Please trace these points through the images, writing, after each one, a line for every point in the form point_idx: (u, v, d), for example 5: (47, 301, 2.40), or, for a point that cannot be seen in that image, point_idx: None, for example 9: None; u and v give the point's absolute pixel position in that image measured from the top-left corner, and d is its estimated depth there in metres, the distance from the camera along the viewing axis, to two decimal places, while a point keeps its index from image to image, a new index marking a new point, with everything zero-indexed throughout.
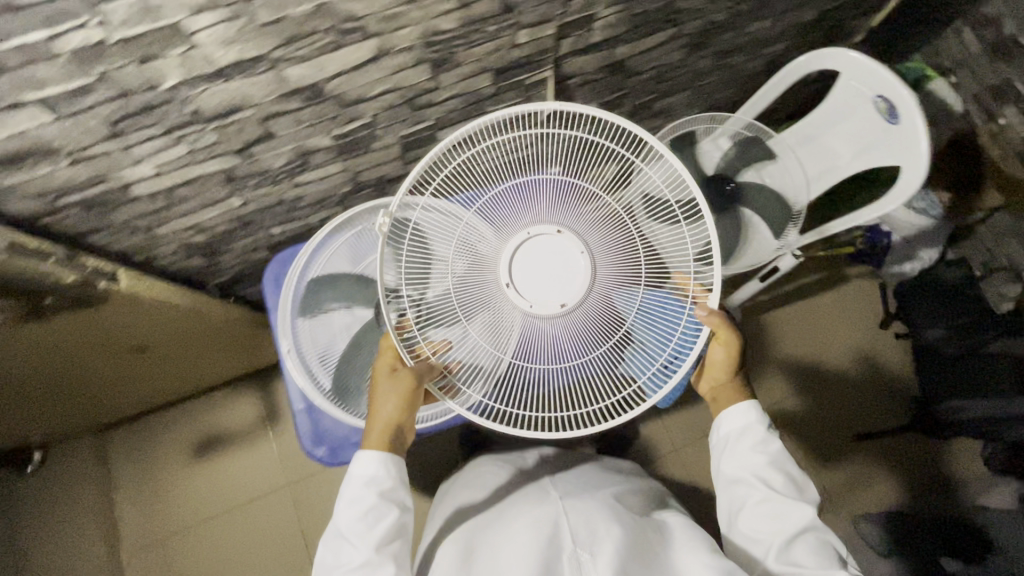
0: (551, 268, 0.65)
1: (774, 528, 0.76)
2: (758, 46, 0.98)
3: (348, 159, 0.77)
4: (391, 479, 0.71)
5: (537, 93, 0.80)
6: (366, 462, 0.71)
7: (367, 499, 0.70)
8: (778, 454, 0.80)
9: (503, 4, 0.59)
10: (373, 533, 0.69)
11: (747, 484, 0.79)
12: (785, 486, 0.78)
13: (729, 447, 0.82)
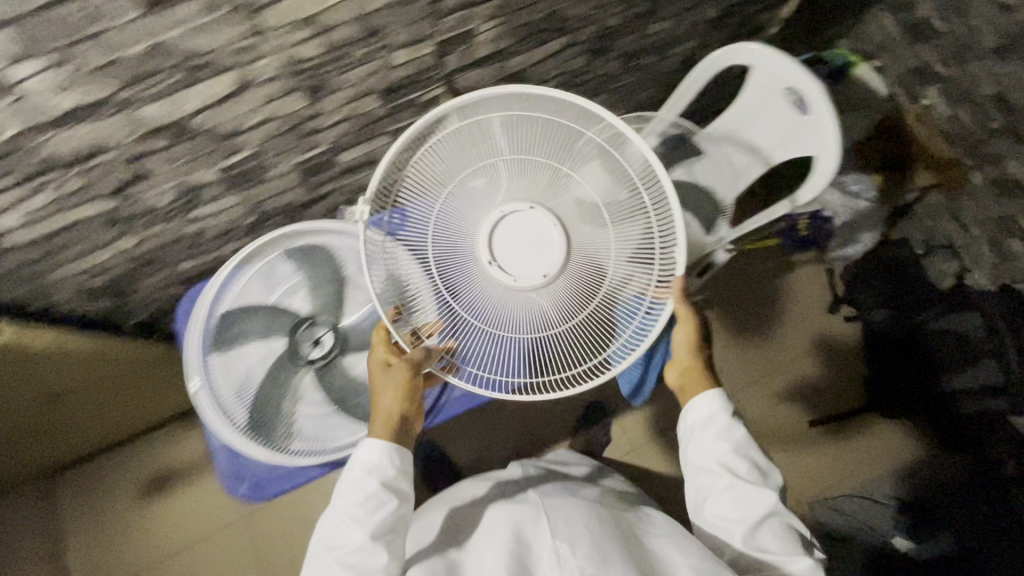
0: (528, 244, 0.65)
1: (739, 517, 0.74)
2: (667, 46, 0.98)
3: (243, 190, 0.75)
4: (394, 470, 0.71)
5: (435, 110, 0.79)
6: (370, 449, 0.71)
7: (367, 486, 0.70)
8: (742, 442, 0.77)
9: (367, 28, 0.58)
10: (367, 522, 0.68)
11: (712, 473, 0.77)
12: (750, 473, 0.76)
13: (694, 436, 0.80)
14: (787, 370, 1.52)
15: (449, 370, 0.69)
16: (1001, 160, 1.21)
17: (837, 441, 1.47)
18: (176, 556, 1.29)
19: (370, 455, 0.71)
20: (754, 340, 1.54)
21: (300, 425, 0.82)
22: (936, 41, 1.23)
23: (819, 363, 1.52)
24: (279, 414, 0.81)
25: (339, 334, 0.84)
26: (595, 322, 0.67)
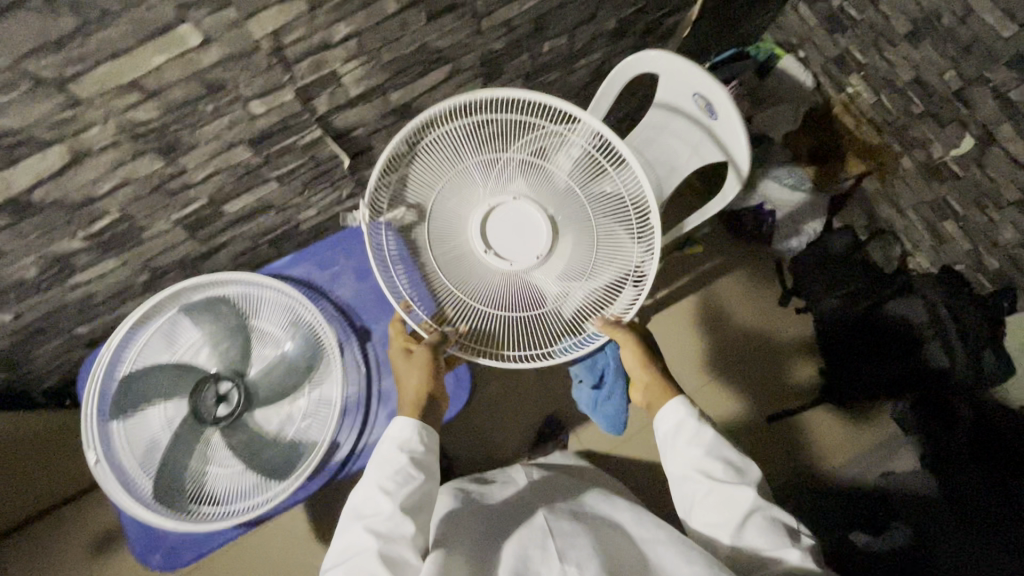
0: (518, 228, 0.78)
1: (723, 520, 0.70)
2: (569, 61, 0.96)
3: (122, 252, 0.73)
4: (422, 446, 0.75)
5: (320, 151, 0.77)
6: (400, 425, 0.76)
7: (395, 458, 0.72)
8: (714, 442, 0.74)
9: (208, 85, 0.56)
10: (394, 491, 0.69)
11: (691, 481, 0.73)
12: (725, 473, 0.72)
13: (670, 445, 0.78)
14: (744, 366, 1.51)
15: (464, 351, 0.81)
16: (928, 144, 1.20)
17: (800, 433, 1.46)
18: None
19: (400, 430, 0.74)
20: (708, 340, 1.53)
21: (209, 488, 0.79)
22: (852, 30, 1.22)
23: (772, 356, 1.51)
24: (185, 479, 0.78)
25: (245, 387, 0.82)
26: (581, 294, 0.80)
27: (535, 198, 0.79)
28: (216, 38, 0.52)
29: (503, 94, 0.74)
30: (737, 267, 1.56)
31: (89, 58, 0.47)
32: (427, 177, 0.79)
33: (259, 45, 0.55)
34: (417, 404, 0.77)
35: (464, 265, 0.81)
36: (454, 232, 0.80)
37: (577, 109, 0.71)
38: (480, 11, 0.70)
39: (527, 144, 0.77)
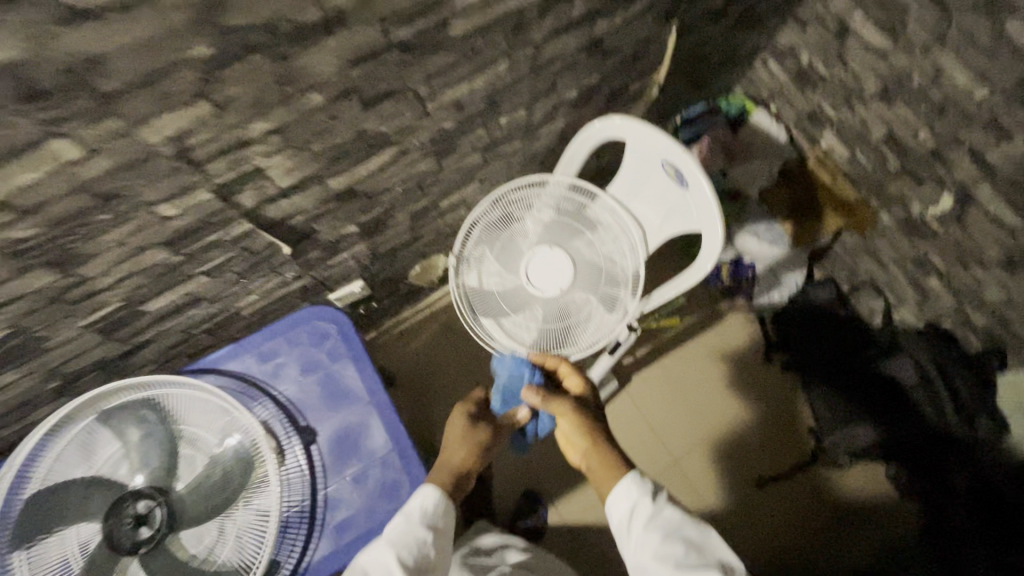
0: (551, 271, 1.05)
1: None
2: (529, 132, 0.92)
3: (28, 362, 0.65)
4: (443, 519, 0.72)
5: (253, 241, 0.70)
6: (431, 495, 0.73)
7: (416, 530, 0.69)
8: (674, 521, 0.69)
9: (98, 194, 0.49)
10: (408, 564, 0.65)
11: (652, 570, 0.65)
12: (686, 556, 0.65)
13: (632, 540, 0.70)
14: (718, 436, 1.43)
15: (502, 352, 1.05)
16: (905, 200, 1.16)
17: (781, 512, 1.36)
18: None
19: (427, 501, 0.72)
20: (682, 408, 1.45)
21: None
22: (823, 87, 1.20)
23: (757, 418, 1.44)
24: None
25: (169, 505, 0.72)
26: (594, 317, 1.05)
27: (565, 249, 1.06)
28: (98, 148, 0.45)
29: (549, 177, 1.04)
30: (717, 320, 1.51)
31: None
32: (497, 225, 1.07)
33: (156, 149, 0.49)
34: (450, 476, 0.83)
35: (512, 289, 1.07)
36: (509, 265, 1.08)
37: (596, 187, 0.99)
38: (422, 94, 0.64)
39: (563, 209, 1.06)
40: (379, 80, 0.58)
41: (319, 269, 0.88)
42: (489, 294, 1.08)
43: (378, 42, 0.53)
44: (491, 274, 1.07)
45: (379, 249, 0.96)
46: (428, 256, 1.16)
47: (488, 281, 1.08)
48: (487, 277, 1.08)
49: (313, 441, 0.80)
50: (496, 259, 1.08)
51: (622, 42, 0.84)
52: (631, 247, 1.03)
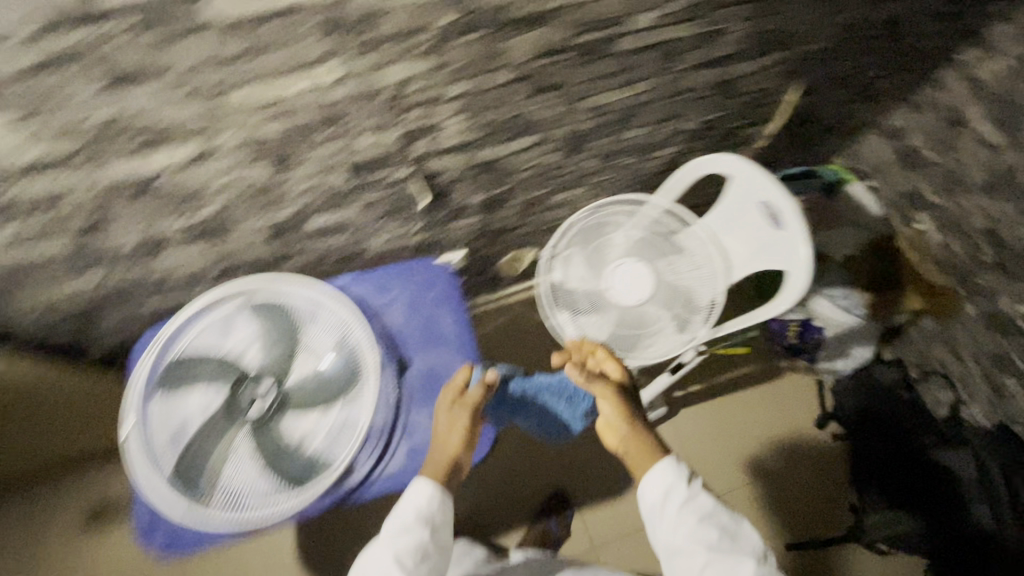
0: (634, 282, 1.13)
1: None
2: (645, 151, 1.02)
3: (213, 242, 0.79)
4: (438, 513, 0.78)
5: (405, 187, 0.83)
6: (423, 491, 0.78)
7: (412, 532, 0.76)
8: (707, 507, 0.74)
9: (329, 114, 0.63)
10: (409, 565, 0.74)
11: (687, 552, 0.71)
12: (720, 541, 0.71)
13: (666, 519, 0.75)
14: (754, 489, 1.46)
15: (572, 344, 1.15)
16: (993, 294, 1.16)
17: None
18: None
19: (422, 502, 0.77)
20: (723, 452, 1.47)
21: (225, 480, 0.80)
22: (927, 171, 1.24)
23: (797, 480, 1.45)
24: (202, 465, 0.80)
25: (281, 390, 0.84)
26: (664, 332, 1.13)
27: (650, 264, 1.15)
28: (349, 77, 0.59)
29: (650, 197, 1.14)
30: (775, 377, 1.53)
31: (242, 76, 0.54)
32: (593, 231, 1.17)
33: (382, 87, 0.62)
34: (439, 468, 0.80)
35: (594, 291, 1.16)
36: (595, 268, 1.17)
37: (693, 213, 1.08)
38: (578, 92, 0.76)
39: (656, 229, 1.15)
40: (552, 72, 0.70)
41: (437, 229, 1.00)
42: (571, 291, 1.17)
43: (565, 41, 0.65)
44: (577, 273, 1.17)
45: (489, 226, 1.08)
46: (521, 247, 1.27)
47: (572, 279, 1.17)
48: (573, 275, 1.17)
49: (405, 371, 0.91)
50: (585, 261, 1.17)
51: (747, 87, 0.94)
52: (712, 276, 1.11)
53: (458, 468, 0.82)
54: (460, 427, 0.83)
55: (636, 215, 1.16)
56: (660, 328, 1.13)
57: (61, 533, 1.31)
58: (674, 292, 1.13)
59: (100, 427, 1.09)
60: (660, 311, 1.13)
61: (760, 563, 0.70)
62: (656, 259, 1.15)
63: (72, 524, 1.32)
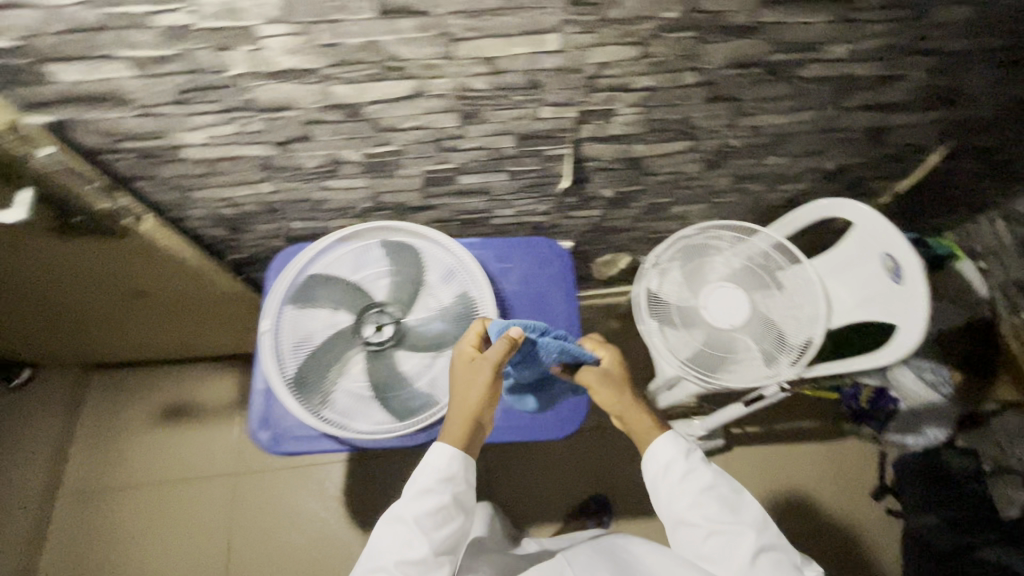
0: (729, 306, 1.15)
1: (727, 559, 0.71)
2: (774, 182, 1.04)
3: (374, 178, 0.86)
4: (461, 478, 0.76)
5: (554, 166, 0.88)
6: (444, 453, 0.75)
7: (433, 494, 0.74)
8: (708, 479, 0.76)
9: (530, 81, 0.68)
10: (429, 526, 0.73)
11: (690, 524, 0.74)
12: (721, 512, 0.73)
13: (667, 489, 0.77)
14: (802, 545, 1.41)
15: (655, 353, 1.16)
16: None
17: None
18: (158, 487, 1.39)
19: (443, 463, 0.75)
20: (772, 500, 1.44)
21: (335, 396, 0.87)
22: None
23: (845, 547, 1.41)
24: (316, 378, 0.87)
25: (398, 327, 0.90)
26: (749, 362, 1.13)
27: (748, 293, 1.16)
28: (564, 50, 0.64)
29: (762, 230, 1.16)
30: (836, 437, 1.50)
31: (481, 30, 0.59)
32: (697, 250, 1.20)
33: (584, 66, 0.67)
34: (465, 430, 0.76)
35: (686, 307, 1.18)
36: (691, 285, 1.19)
37: (805, 251, 1.09)
38: (744, 109, 0.79)
39: (761, 260, 1.17)
40: (732, 84, 0.73)
41: (559, 213, 1.05)
42: (664, 302, 1.18)
43: (759, 56, 0.69)
44: (673, 286, 1.19)
45: (603, 223, 1.12)
46: (619, 251, 1.30)
47: (667, 290, 1.19)
48: (669, 286, 1.19)
49: None
50: (684, 276, 1.19)
51: (895, 140, 0.95)
52: (810, 317, 1.12)
53: (479, 426, 0.77)
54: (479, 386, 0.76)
55: (742, 243, 1.18)
56: (746, 356, 1.13)
57: (143, 419, 1.44)
58: (767, 325, 1.14)
59: (209, 329, 1.18)
60: (749, 340, 1.14)
61: (761, 532, 0.72)
62: (754, 289, 1.16)
63: (153, 414, 1.45)
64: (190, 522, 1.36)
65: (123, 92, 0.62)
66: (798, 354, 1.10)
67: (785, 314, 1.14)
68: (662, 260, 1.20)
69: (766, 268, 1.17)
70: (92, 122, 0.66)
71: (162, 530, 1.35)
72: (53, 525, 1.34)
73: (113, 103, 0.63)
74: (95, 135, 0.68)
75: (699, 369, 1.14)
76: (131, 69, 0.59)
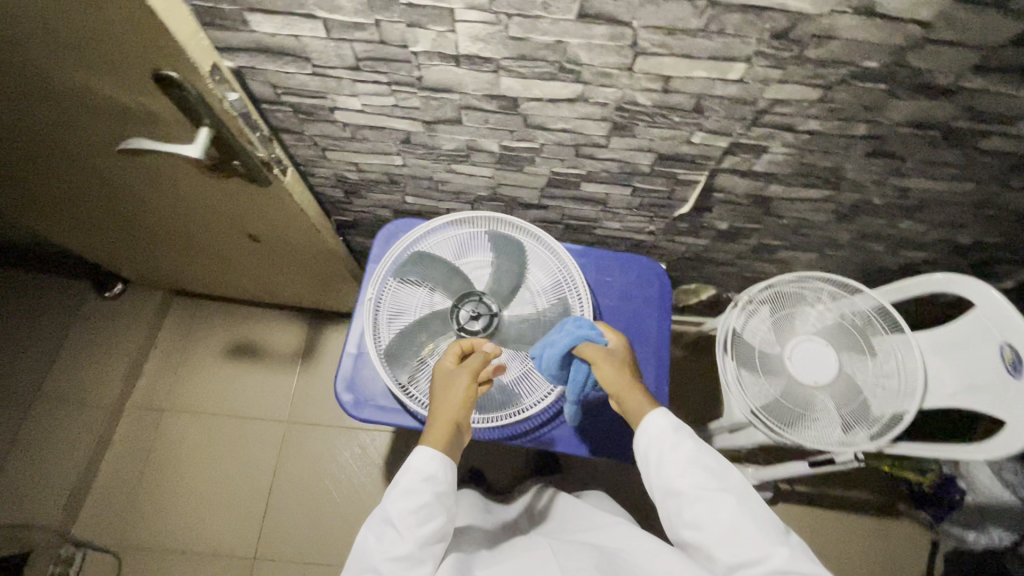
0: (816, 362, 1.09)
1: (714, 531, 0.65)
2: (897, 245, 0.99)
3: (501, 170, 0.86)
4: (445, 479, 0.71)
5: (682, 190, 0.86)
6: (427, 456, 0.71)
7: (416, 495, 0.69)
8: (693, 450, 0.70)
9: (697, 105, 0.67)
10: (411, 526, 0.68)
11: (676, 496, 0.69)
12: (706, 480, 0.68)
13: (657, 466, 0.71)
14: None
15: (730, 394, 1.11)
16: None
17: None
18: (215, 418, 1.45)
19: (426, 464, 0.70)
20: None
21: (420, 374, 0.88)
22: None
23: None
24: (404, 352, 0.87)
25: (489, 319, 0.90)
26: (829, 424, 1.06)
27: (838, 353, 1.10)
28: (744, 80, 0.62)
29: (865, 292, 1.11)
30: (889, 515, 1.44)
31: (671, 48, 0.58)
32: (790, 299, 1.15)
33: (758, 100, 0.65)
34: (444, 436, 0.72)
35: (770, 353, 1.12)
36: (778, 333, 1.14)
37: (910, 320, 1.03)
38: (901, 169, 0.76)
39: (858, 322, 1.11)
40: (899, 144, 0.70)
41: (664, 236, 1.03)
42: (747, 343, 1.13)
43: (943, 119, 0.65)
44: (759, 329, 1.14)
45: (703, 253, 1.10)
46: (705, 282, 1.28)
47: (753, 332, 1.14)
48: (755, 329, 1.14)
49: None
50: (773, 322, 1.14)
51: None
52: (901, 391, 1.05)
53: (459, 432, 0.74)
54: (459, 392, 0.74)
55: (841, 301, 1.13)
56: (826, 417, 1.07)
57: (212, 351, 1.50)
58: (853, 389, 1.07)
59: (298, 279, 1.22)
60: (832, 402, 1.07)
61: (749, 500, 0.67)
62: (846, 351, 1.10)
63: (222, 348, 1.51)
64: (239, 458, 1.42)
65: (307, 51, 0.64)
66: (883, 427, 1.03)
67: (875, 383, 1.07)
68: (752, 301, 1.15)
69: (863, 331, 1.10)
70: (268, 73, 0.68)
71: (211, 460, 1.41)
72: (118, 432, 1.41)
73: (293, 60, 0.65)
74: (265, 86, 0.71)
75: (775, 420, 1.08)
76: (323, 31, 0.60)
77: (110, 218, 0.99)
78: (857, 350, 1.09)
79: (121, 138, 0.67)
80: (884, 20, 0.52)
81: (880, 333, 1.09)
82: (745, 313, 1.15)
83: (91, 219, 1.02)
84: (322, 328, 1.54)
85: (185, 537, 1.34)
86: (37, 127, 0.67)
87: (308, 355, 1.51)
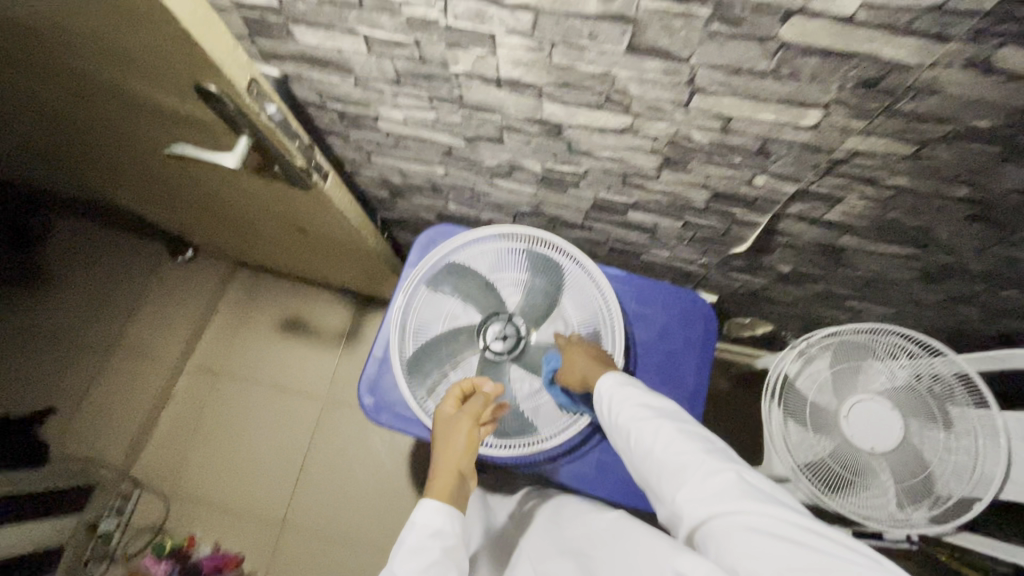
0: (876, 425, 0.94)
1: (657, 453, 0.62)
2: (995, 312, 0.86)
3: (544, 189, 0.82)
4: (455, 534, 0.67)
5: (740, 229, 0.78)
6: (434, 509, 0.67)
7: (426, 551, 0.64)
8: (635, 389, 0.70)
9: (761, 147, 0.59)
10: None
11: (623, 431, 0.67)
12: (644, 408, 0.67)
13: (608, 416, 0.70)
14: None
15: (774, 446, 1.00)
16: None
17: None
18: (262, 385, 1.54)
19: (433, 518, 0.66)
20: None
21: (440, 388, 0.87)
22: None
23: None
24: (427, 364, 0.87)
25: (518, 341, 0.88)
26: (881, 496, 0.93)
27: (904, 419, 0.94)
28: (820, 127, 0.54)
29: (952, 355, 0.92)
30: None
31: (734, 88, 0.51)
32: (857, 351, 1.00)
33: (835, 149, 0.56)
34: (448, 487, 0.69)
35: (824, 407, 0.99)
36: (837, 386, 0.99)
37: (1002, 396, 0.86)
38: (1008, 237, 0.64)
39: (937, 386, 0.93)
40: (1009, 211, 0.59)
41: (717, 270, 0.95)
42: (799, 393, 1.01)
43: None
44: (815, 379, 1.01)
45: (760, 291, 1.00)
46: (762, 318, 1.17)
47: (808, 381, 1.01)
48: (811, 378, 1.01)
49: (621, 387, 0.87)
50: (832, 373, 1.00)
51: None
52: (976, 474, 0.88)
53: (463, 481, 0.72)
54: (460, 439, 0.73)
55: (919, 360, 0.96)
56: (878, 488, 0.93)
57: (265, 322, 1.59)
58: (917, 462, 0.92)
59: (345, 268, 1.25)
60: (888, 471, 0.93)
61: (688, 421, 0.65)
62: (916, 418, 0.94)
63: (274, 319, 1.59)
64: (279, 427, 1.50)
65: (349, 64, 0.63)
66: (946, 512, 0.89)
67: (945, 459, 0.91)
68: (811, 348, 1.02)
69: (940, 398, 0.93)
70: (314, 81, 0.68)
71: (254, 424, 1.50)
72: (179, 387, 1.54)
73: (336, 70, 0.64)
74: (311, 92, 0.70)
75: (820, 483, 0.96)
76: (363, 46, 0.59)
77: (176, 196, 1.05)
78: (929, 419, 0.93)
79: (174, 138, 0.69)
80: (1003, 75, 0.43)
81: (961, 403, 0.92)
82: (802, 360, 1.02)
83: (161, 195, 1.09)
84: (367, 312, 1.58)
85: (224, 493, 1.44)
86: (105, 117, 0.71)
87: (351, 337, 1.56)
